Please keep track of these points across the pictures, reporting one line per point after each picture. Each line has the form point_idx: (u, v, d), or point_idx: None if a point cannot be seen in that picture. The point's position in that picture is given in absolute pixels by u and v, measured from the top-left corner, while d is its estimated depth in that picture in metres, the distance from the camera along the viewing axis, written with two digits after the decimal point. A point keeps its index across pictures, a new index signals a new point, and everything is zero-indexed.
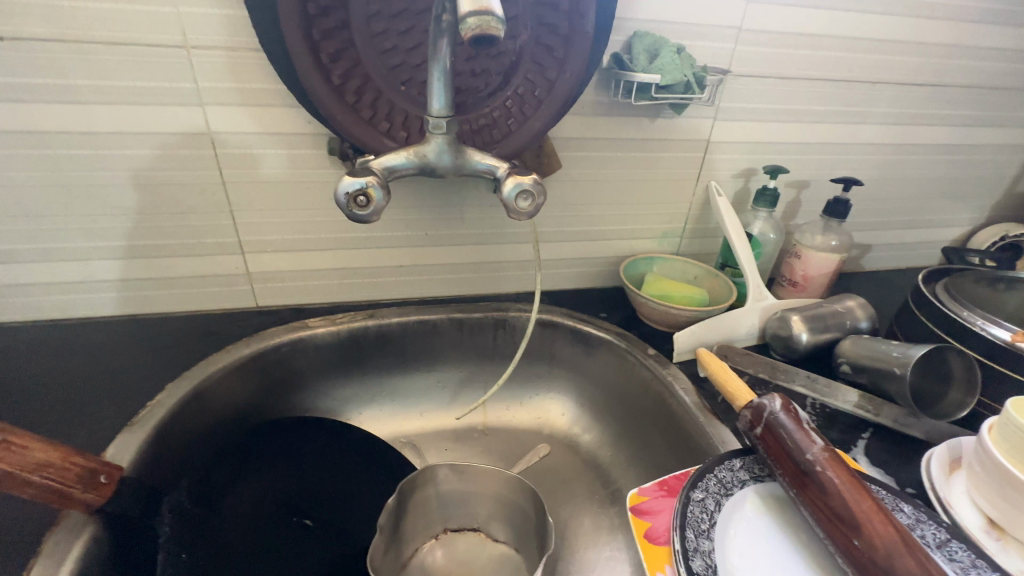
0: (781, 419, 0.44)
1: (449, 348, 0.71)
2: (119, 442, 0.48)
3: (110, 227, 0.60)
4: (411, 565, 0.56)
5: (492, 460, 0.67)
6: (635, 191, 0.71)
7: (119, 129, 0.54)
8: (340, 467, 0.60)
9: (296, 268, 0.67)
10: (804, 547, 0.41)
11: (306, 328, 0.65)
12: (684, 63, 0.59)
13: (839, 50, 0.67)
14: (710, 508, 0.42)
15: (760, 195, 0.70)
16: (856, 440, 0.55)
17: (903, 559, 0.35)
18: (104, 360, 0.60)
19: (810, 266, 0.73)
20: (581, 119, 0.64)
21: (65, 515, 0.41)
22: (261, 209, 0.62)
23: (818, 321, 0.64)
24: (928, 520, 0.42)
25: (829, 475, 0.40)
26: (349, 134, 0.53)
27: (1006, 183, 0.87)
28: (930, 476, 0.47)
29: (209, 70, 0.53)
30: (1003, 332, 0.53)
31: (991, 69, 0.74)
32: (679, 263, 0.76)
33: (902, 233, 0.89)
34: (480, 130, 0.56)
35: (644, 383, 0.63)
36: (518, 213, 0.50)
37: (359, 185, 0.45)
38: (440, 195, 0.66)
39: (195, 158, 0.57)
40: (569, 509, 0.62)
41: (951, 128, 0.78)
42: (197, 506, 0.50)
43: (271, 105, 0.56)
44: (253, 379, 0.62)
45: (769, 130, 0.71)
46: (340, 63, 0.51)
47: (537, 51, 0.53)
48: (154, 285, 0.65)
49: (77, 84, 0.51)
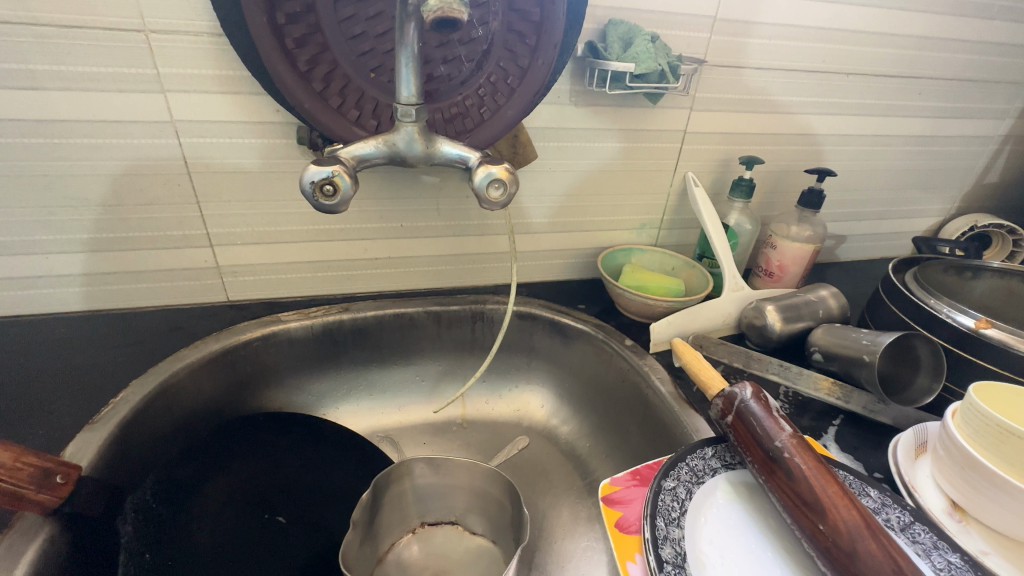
0: (751, 407, 0.44)
1: (427, 340, 0.70)
2: (79, 441, 0.46)
3: (69, 219, 0.57)
4: (386, 560, 0.56)
5: (470, 453, 0.67)
6: (613, 181, 0.71)
7: (78, 117, 0.52)
8: (314, 463, 0.59)
9: (269, 261, 0.66)
10: (773, 534, 0.42)
11: (279, 322, 0.64)
12: (659, 51, 0.58)
13: (814, 40, 0.67)
14: (681, 496, 0.42)
15: (736, 185, 0.71)
16: (827, 426, 0.56)
17: (866, 542, 0.35)
18: (67, 357, 0.58)
19: (785, 256, 0.73)
20: (557, 109, 0.63)
21: (18, 518, 0.40)
22: (230, 201, 0.60)
23: (792, 310, 0.64)
24: (893, 503, 0.43)
25: (796, 461, 0.40)
26: (317, 121, 0.52)
27: (976, 174, 0.89)
28: (896, 461, 0.48)
29: (171, 55, 0.51)
30: (968, 319, 0.54)
31: (962, 62, 0.75)
32: (656, 254, 0.77)
33: (876, 223, 0.90)
34: (452, 119, 0.55)
35: (622, 373, 0.63)
36: (491, 203, 0.49)
37: (326, 174, 0.44)
38: (415, 187, 0.65)
39: (159, 147, 0.55)
40: (547, 501, 0.62)
41: (923, 120, 0.80)
42: (161, 505, 0.48)
43: (238, 93, 0.54)
44: (223, 376, 0.60)
45: (746, 120, 0.71)
46: (306, 48, 0.49)
47: (509, 39, 0.52)
48: (120, 279, 0.63)
49: (33, 69, 0.49)
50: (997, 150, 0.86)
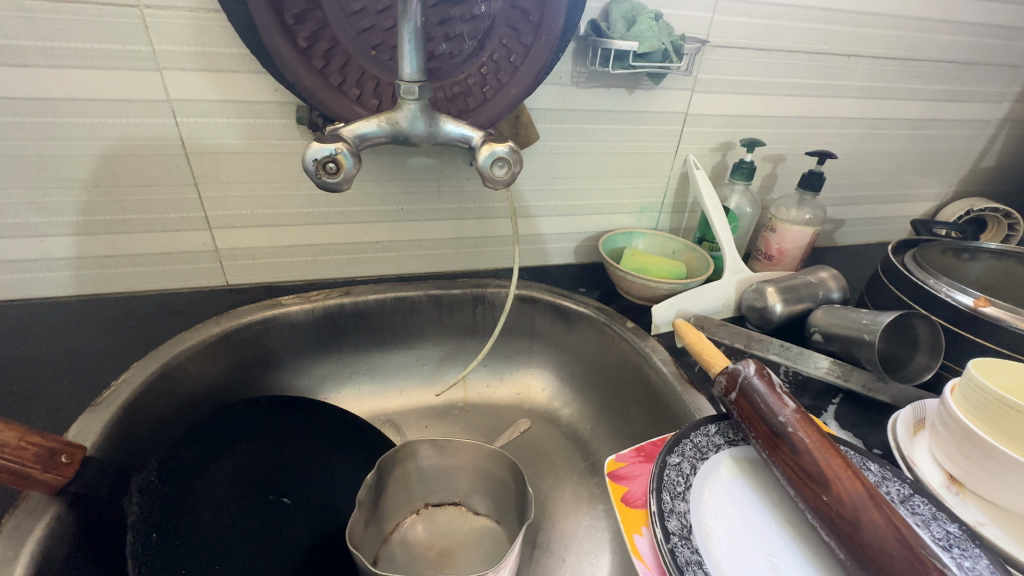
0: (754, 383, 0.44)
1: (428, 324, 0.70)
2: (82, 423, 0.46)
3: (63, 201, 0.56)
4: (392, 540, 0.56)
5: (473, 435, 0.67)
6: (614, 164, 0.71)
7: (70, 96, 0.51)
8: (317, 445, 0.59)
9: (268, 245, 0.65)
10: (775, 507, 0.42)
11: (280, 306, 0.63)
12: (662, 30, 0.58)
13: (815, 21, 0.67)
14: (686, 471, 0.42)
15: (737, 167, 0.71)
16: (827, 405, 0.56)
17: (869, 512, 0.36)
18: (65, 340, 0.58)
19: (785, 239, 0.74)
20: (558, 90, 0.63)
21: (25, 498, 0.40)
22: (228, 182, 0.59)
23: (792, 291, 0.65)
24: (893, 477, 0.44)
25: (800, 436, 0.41)
26: (317, 100, 0.51)
27: (973, 157, 0.89)
28: (895, 437, 0.49)
29: (166, 32, 0.50)
30: (966, 298, 0.55)
31: (961, 43, 0.75)
32: (656, 238, 0.77)
33: (874, 207, 0.91)
34: (455, 98, 0.54)
35: (623, 354, 0.64)
36: (494, 182, 0.48)
37: (329, 152, 0.43)
38: (415, 170, 0.64)
39: (155, 127, 0.54)
40: (550, 482, 0.62)
41: (921, 103, 0.80)
42: (166, 486, 0.47)
43: (235, 71, 0.53)
44: (225, 360, 0.60)
45: (747, 103, 0.71)
46: (306, 24, 0.48)
47: (512, 16, 0.51)
48: (116, 263, 0.62)
49: (24, 45, 0.48)
50: (995, 134, 0.87)
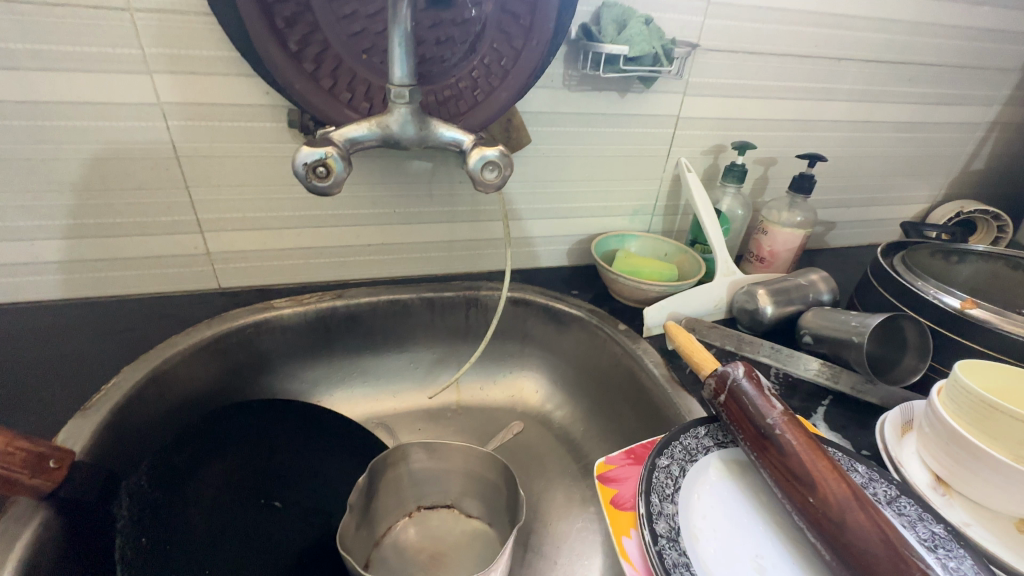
0: (743, 386, 0.45)
1: (421, 327, 0.70)
2: (71, 428, 0.46)
3: (52, 204, 0.56)
4: (384, 543, 0.56)
5: (465, 438, 0.67)
6: (606, 167, 0.71)
7: (60, 99, 0.51)
8: (308, 449, 0.59)
9: (260, 248, 0.65)
10: (764, 509, 0.43)
11: (272, 309, 0.63)
12: (652, 34, 0.58)
13: (806, 25, 0.67)
14: (675, 474, 0.42)
15: (728, 170, 0.71)
16: (817, 407, 0.57)
17: (854, 513, 0.36)
18: (55, 344, 0.58)
19: (776, 241, 0.74)
20: (550, 93, 0.63)
21: (11, 503, 0.39)
22: (220, 185, 0.59)
23: (782, 294, 0.65)
24: (880, 478, 0.44)
25: (788, 437, 0.41)
26: (308, 103, 0.51)
27: (963, 160, 0.90)
28: (884, 439, 0.49)
29: (156, 35, 0.50)
30: (953, 301, 0.55)
31: (950, 47, 0.75)
32: (649, 240, 0.77)
33: (865, 210, 0.91)
34: (446, 102, 0.54)
35: (615, 357, 0.64)
36: (485, 185, 0.48)
37: (319, 156, 0.43)
38: (408, 173, 0.64)
39: (145, 130, 0.54)
40: (543, 484, 0.62)
41: (911, 106, 0.80)
42: (156, 489, 0.47)
43: (226, 74, 0.53)
44: (216, 363, 0.60)
45: (738, 106, 0.71)
46: (296, 28, 0.48)
47: (503, 20, 0.51)
48: (106, 266, 0.62)
49: (13, 48, 0.48)
50: (984, 137, 0.87)
